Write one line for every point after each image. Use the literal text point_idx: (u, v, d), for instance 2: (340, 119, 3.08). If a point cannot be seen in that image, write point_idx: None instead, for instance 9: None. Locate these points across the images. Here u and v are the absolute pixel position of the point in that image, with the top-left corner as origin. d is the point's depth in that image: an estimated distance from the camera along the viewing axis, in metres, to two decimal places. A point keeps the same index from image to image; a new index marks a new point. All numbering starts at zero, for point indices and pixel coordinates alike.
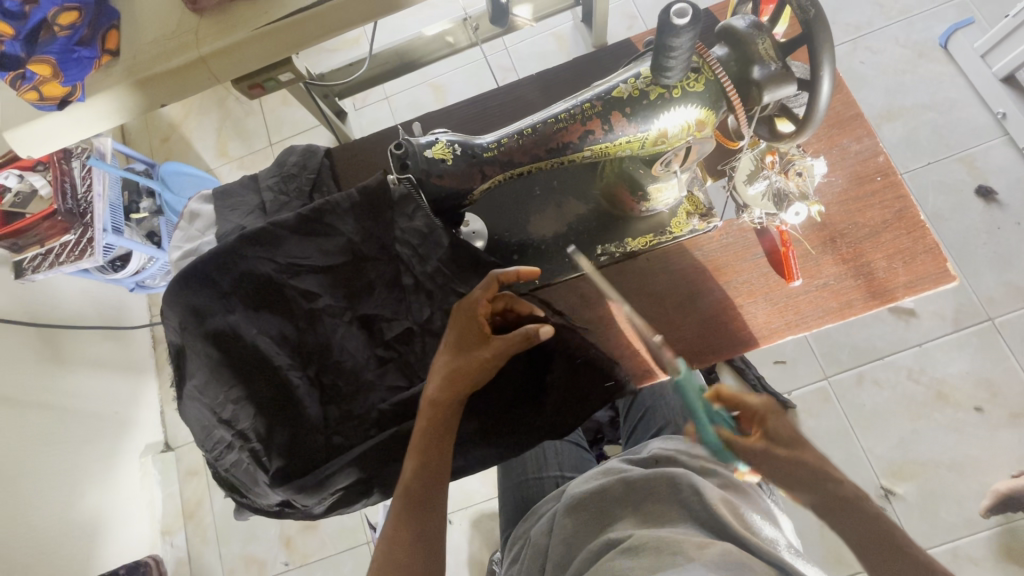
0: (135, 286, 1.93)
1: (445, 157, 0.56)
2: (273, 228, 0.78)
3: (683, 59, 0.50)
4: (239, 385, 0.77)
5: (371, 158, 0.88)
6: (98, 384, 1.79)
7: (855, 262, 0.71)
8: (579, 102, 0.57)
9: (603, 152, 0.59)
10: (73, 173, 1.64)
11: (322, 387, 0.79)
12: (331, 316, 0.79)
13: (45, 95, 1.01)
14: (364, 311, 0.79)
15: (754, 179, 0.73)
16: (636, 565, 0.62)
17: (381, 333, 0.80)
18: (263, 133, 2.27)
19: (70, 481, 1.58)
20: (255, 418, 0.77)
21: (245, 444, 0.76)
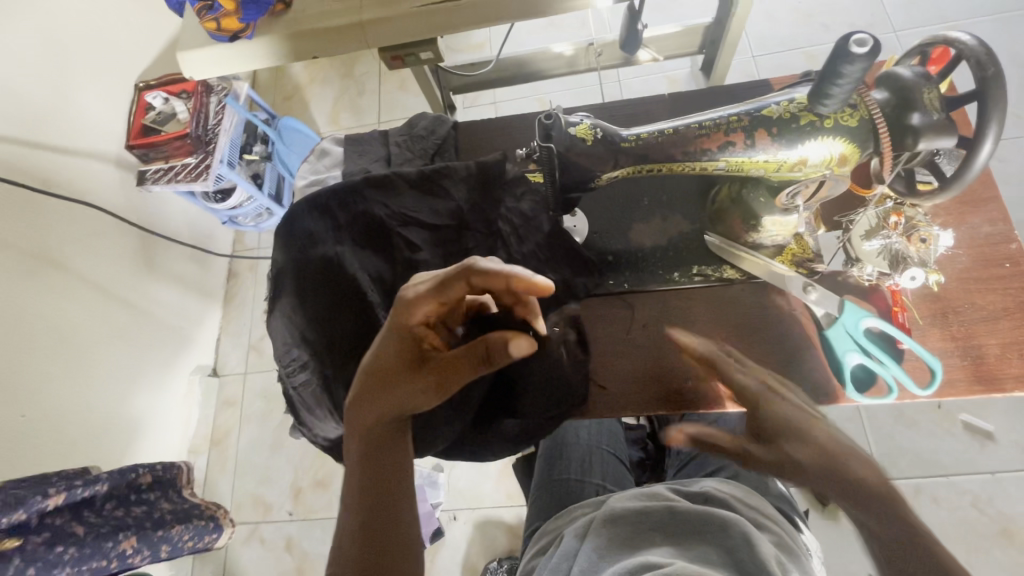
0: (228, 219, 2.07)
1: (586, 137, 0.60)
2: (394, 178, 0.84)
3: (846, 90, 0.51)
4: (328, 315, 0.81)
5: (494, 135, 0.92)
6: (174, 298, 1.92)
7: (965, 342, 0.68)
8: (726, 115, 0.59)
9: (737, 167, 0.60)
10: (209, 106, 1.79)
11: None
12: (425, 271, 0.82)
13: (223, 27, 1.15)
14: None
15: (871, 236, 0.71)
16: None
17: None
18: (374, 112, 2.42)
19: (128, 378, 1.70)
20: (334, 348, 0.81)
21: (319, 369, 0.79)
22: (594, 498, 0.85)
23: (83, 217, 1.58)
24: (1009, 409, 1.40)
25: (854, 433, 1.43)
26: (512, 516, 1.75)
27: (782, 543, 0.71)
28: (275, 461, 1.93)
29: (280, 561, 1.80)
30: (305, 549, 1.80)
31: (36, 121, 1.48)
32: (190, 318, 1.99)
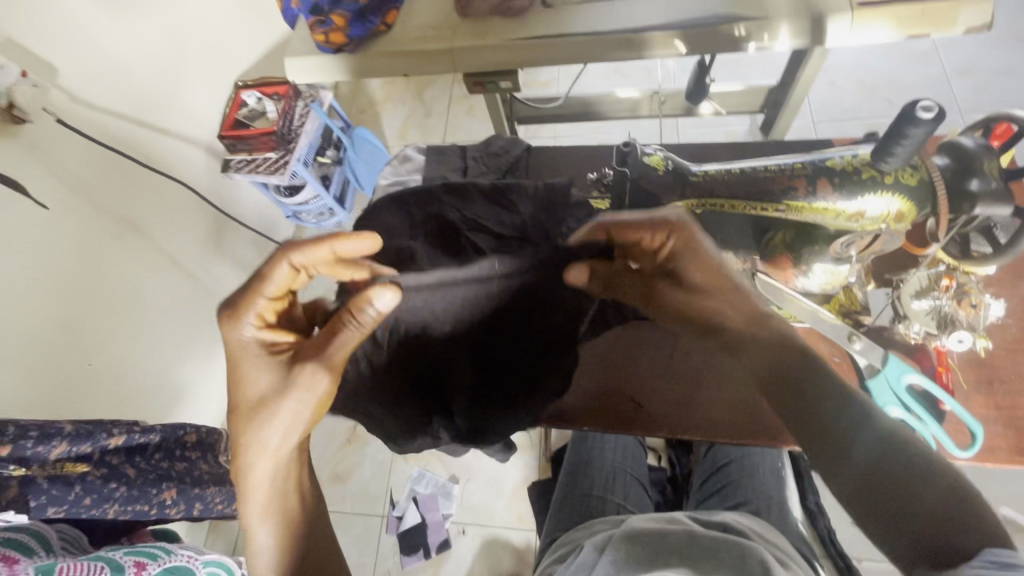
0: (292, 214, 2.21)
1: (658, 167, 0.67)
2: (468, 187, 0.91)
3: (910, 150, 0.56)
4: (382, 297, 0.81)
5: (563, 159, 1.00)
6: (234, 279, 2.05)
7: (1008, 412, 0.69)
8: (791, 163, 0.64)
9: (796, 211, 0.64)
10: (296, 109, 1.95)
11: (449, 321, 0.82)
12: None
13: (330, 41, 1.29)
14: None
15: (921, 295, 0.73)
16: None
17: None
18: (440, 132, 2.57)
19: (181, 347, 1.81)
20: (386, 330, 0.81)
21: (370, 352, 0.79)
22: (615, 516, 0.86)
23: (171, 193, 1.73)
24: None
25: None
26: (520, 540, 1.74)
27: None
28: None
29: None
30: None
31: (150, 104, 1.65)
32: None
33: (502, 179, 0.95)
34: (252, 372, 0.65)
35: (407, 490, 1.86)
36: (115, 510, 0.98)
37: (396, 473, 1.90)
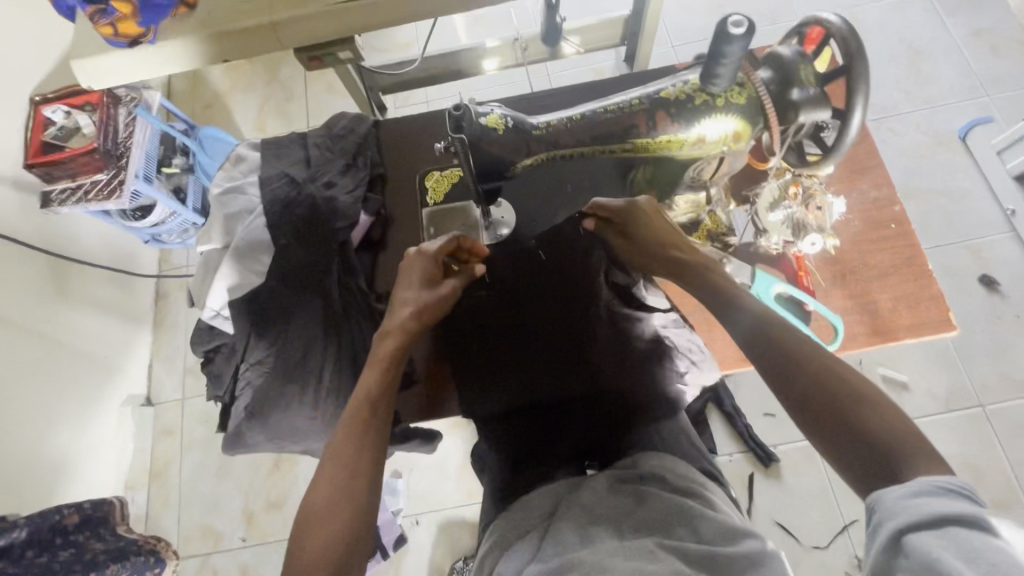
0: (151, 238, 1.92)
1: (497, 127, 0.60)
2: (329, 202, 0.82)
3: (731, 70, 0.55)
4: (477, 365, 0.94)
5: (419, 142, 0.92)
6: (97, 328, 1.80)
7: (862, 300, 0.74)
8: (628, 99, 0.61)
9: (644, 147, 0.62)
10: (119, 119, 1.63)
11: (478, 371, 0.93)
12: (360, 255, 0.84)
13: (120, 32, 1.03)
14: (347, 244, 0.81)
15: (775, 207, 0.76)
16: None
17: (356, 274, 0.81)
18: (303, 116, 2.27)
19: (49, 417, 1.58)
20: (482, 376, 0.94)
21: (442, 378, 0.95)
22: (544, 509, 0.82)
23: None
24: (916, 358, 1.68)
25: None
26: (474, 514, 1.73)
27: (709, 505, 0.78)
28: (223, 486, 1.85)
29: None
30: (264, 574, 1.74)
31: None
32: (119, 350, 1.88)
33: (360, 187, 0.85)
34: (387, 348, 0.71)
35: None
36: None
37: None
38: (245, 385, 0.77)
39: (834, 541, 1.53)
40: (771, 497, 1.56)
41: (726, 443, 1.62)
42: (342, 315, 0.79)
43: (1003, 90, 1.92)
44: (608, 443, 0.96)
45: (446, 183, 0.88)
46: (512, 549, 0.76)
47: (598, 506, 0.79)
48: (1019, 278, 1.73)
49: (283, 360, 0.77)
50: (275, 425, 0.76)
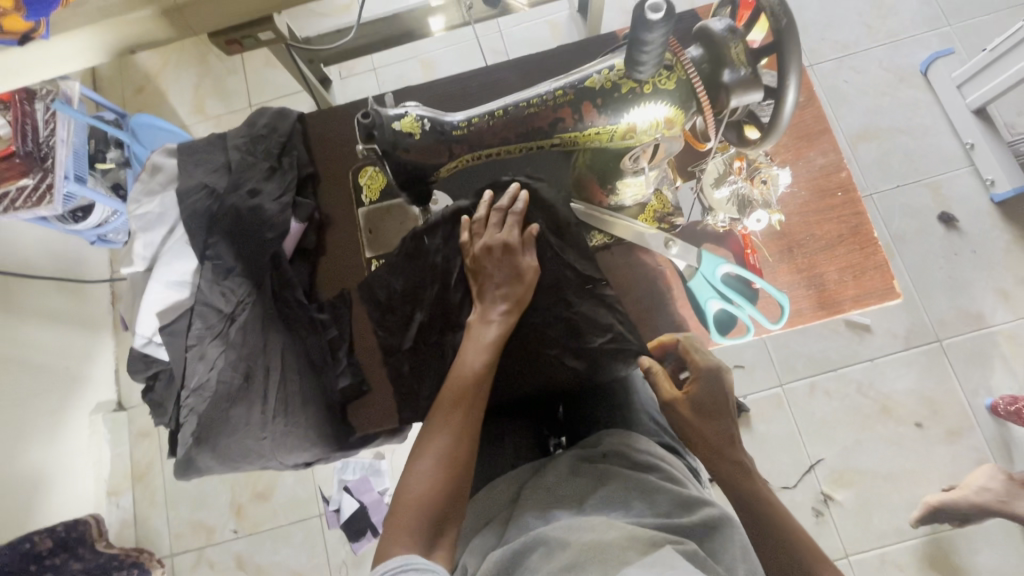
0: (96, 239, 1.80)
1: (413, 131, 0.56)
2: (255, 212, 0.77)
3: (655, 55, 0.50)
4: (396, 336, 0.77)
5: (349, 134, 0.86)
6: (50, 337, 1.73)
7: (809, 272, 0.73)
8: (551, 89, 0.57)
9: (572, 141, 0.59)
10: (36, 116, 1.47)
11: (395, 333, 0.77)
12: (296, 264, 0.80)
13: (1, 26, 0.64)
14: (279, 256, 0.77)
15: (720, 184, 0.74)
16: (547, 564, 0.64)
17: (293, 285, 0.77)
18: (243, 93, 2.12)
19: (14, 436, 1.54)
20: (405, 339, 0.77)
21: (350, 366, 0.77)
22: (507, 495, 0.82)
23: None
24: None
25: (759, 353, 1.70)
26: None
27: (669, 477, 0.79)
28: (208, 482, 1.85)
29: None
30: (258, 562, 1.78)
31: None
32: (79, 359, 1.82)
33: (288, 192, 0.80)
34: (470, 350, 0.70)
35: (336, 483, 1.79)
36: None
37: (320, 471, 1.82)
38: (189, 412, 0.74)
39: (802, 480, 1.61)
40: None
41: None
42: (284, 330, 0.76)
43: (965, 19, 1.87)
44: (574, 425, 0.97)
45: (381, 179, 0.83)
46: (475, 537, 0.78)
47: (558, 488, 0.79)
48: (978, 214, 1.75)
49: (227, 382, 0.74)
50: (226, 450, 0.74)
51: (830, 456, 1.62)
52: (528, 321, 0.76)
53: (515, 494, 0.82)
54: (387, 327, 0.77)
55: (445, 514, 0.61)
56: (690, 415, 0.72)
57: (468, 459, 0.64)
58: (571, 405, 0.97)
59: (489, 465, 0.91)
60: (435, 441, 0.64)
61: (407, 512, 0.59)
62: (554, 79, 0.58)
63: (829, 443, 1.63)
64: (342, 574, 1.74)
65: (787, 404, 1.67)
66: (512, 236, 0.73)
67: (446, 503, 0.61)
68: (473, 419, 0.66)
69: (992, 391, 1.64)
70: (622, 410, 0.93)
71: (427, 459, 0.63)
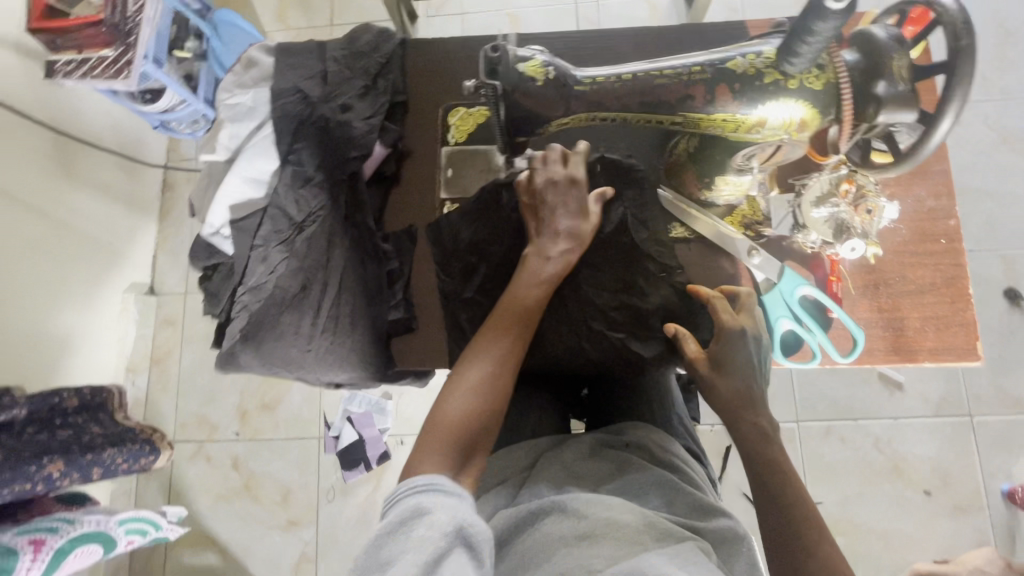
0: (159, 124, 1.81)
1: (536, 76, 0.53)
2: (342, 127, 0.75)
3: (815, 49, 0.47)
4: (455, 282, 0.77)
5: (446, 69, 0.84)
6: (101, 210, 1.77)
7: (890, 314, 0.71)
8: (689, 62, 0.53)
9: (694, 123, 0.56)
10: None
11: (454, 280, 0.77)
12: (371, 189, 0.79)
13: None
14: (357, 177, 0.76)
15: (820, 203, 0.70)
16: (567, 537, 0.65)
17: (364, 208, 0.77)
18: (326, 10, 2.09)
19: (52, 296, 1.59)
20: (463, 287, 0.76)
21: (403, 300, 0.77)
22: (525, 460, 0.83)
23: None
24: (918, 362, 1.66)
25: (783, 385, 1.66)
26: None
27: (689, 479, 0.79)
28: (220, 382, 1.91)
29: (227, 478, 1.84)
30: (253, 467, 1.84)
31: None
32: (122, 237, 1.87)
33: (378, 114, 0.78)
34: (523, 285, 0.68)
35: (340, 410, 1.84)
36: None
37: (326, 396, 1.86)
38: (241, 309, 0.73)
39: None
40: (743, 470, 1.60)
41: (710, 414, 1.64)
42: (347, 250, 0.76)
43: None
44: (597, 408, 0.97)
45: (471, 122, 0.81)
46: (488, 493, 0.79)
47: (578, 465, 0.79)
48: None
49: (283, 287, 0.74)
50: (269, 351, 0.74)
51: (829, 502, 1.60)
52: (590, 292, 0.75)
53: (533, 461, 0.82)
54: (449, 272, 0.77)
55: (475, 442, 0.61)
56: (710, 374, 0.66)
57: (504, 391, 0.64)
58: (598, 388, 0.97)
59: (509, 429, 0.92)
60: (473, 370, 0.63)
61: (439, 433, 0.59)
62: (691, 54, 0.54)
63: (831, 489, 1.61)
64: (328, 497, 1.80)
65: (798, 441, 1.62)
66: (576, 173, 0.71)
67: (478, 431, 0.61)
68: (515, 353, 0.65)
69: (1012, 477, 1.59)
70: (650, 404, 0.92)
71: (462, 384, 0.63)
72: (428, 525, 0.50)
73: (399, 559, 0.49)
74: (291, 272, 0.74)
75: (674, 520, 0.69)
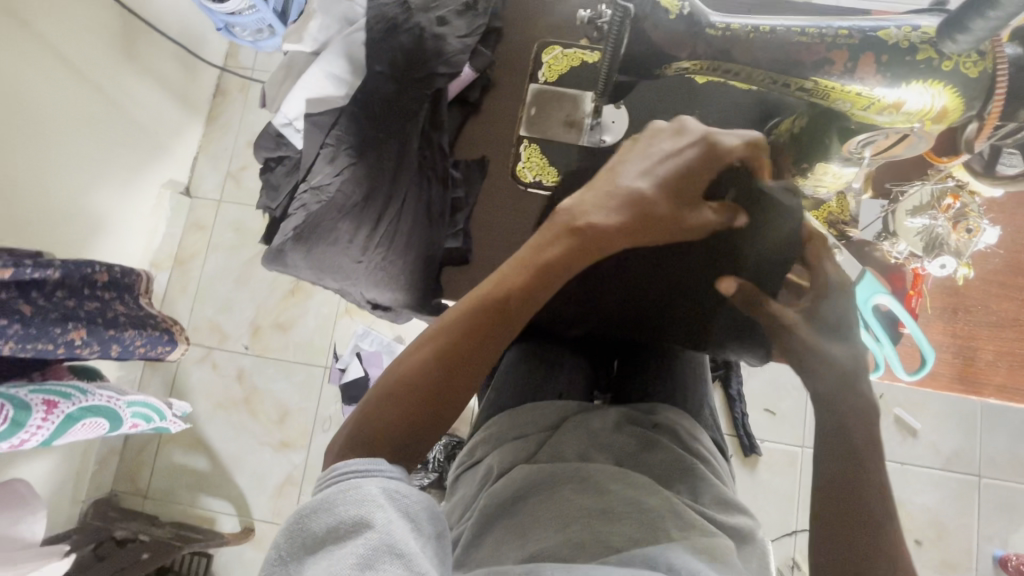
0: (223, 26, 1.77)
1: (671, 10, 0.50)
2: (436, 41, 0.72)
3: (984, 32, 0.43)
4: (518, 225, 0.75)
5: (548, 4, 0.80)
6: (153, 100, 1.75)
7: (964, 342, 0.67)
8: (835, 25, 0.50)
9: (822, 94, 0.52)
10: None
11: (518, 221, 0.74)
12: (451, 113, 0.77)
13: None
14: (440, 97, 0.73)
15: (917, 213, 0.67)
16: (589, 508, 0.64)
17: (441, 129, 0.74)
18: None
19: (92, 174, 1.58)
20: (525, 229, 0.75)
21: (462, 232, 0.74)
22: (550, 420, 0.81)
23: None
24: (938, 413, 1.62)
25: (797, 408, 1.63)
26: None
27: (712, 469, 0.77)
28: (237, 294, 1.91)
29: (229, 389, 1.86)
30: (255, 383, 1.86)
31: None
32: (168, 132, 1.85)
33: (473, 35, 0.75)
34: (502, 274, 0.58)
35: (351, 344, 1.84)
36: (10, 347, 0.91)
37: (340, 328, 1.86)
38: (300, 207, 0.72)
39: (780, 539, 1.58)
40: (739, 483, 1.58)
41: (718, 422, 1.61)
42: (415, 169, 0.74)
43: None
44: (625, 385, 0.94)
45: (565, 62, 0.77)
46: (507, 444, 0.77)
47: (604, 436, 0.77)
48: None
49: (345, 194, 0.72)
50: (319, 255, 0.73)
51: None
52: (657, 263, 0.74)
53: (557, 421, 0.81)
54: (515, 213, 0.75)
55: (414, 438, 0.54)
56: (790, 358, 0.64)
57: (455, 390, 0.55)
58: (631, 363, 0.94)
59: (535, 387, 0.90)
60: (413, 360, 0.55)
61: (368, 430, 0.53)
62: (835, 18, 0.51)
63: None
64: (324, 426, 1.81)
65: (801, 466, 1.59)
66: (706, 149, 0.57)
67: (412, 432, 0.54)
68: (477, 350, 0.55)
69: (1007, 545, 1.56)
70: (681, 389, 0.90)
71: (412, 362, 0.55)
72: (355, 500, 0.48)
73: (337, 543, 0.46)
74: (348, 186, 0.72)
75: (696, 507, 0.68)
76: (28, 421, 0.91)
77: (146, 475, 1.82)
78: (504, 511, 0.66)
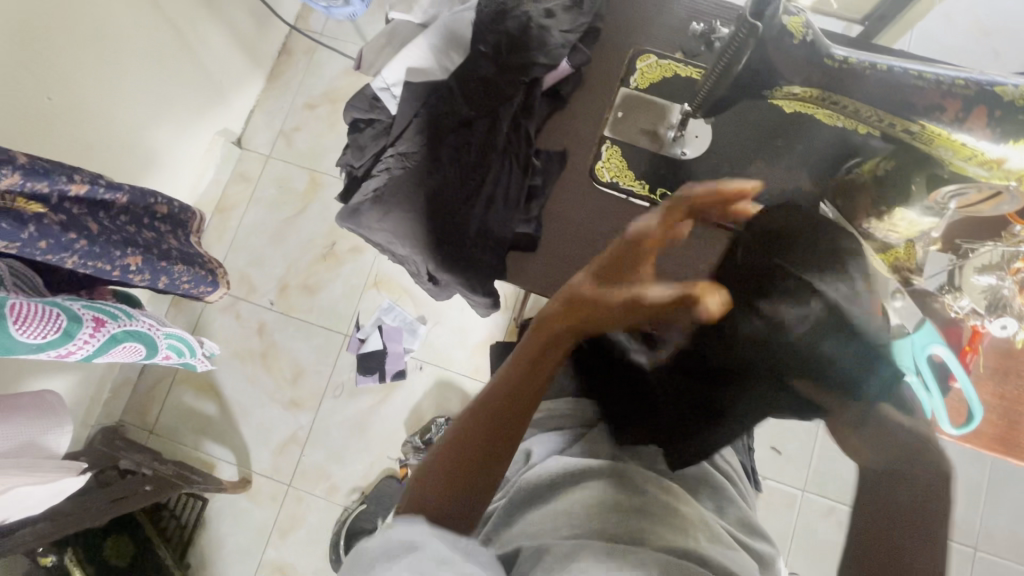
0: None
1: (796, 34, 0.52)
2: (541, 31, 0.75)
3: None
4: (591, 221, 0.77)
5: (649, 14, 0.82)
6: (223, 48, 1.79)
7: (1011, 406, 0.69)
8: (952, 75, 0.52)
9: (926, 140, 0.53)
10: None
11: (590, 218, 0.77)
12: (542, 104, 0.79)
13: None
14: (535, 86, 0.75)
15: (985, 270, 0.70)
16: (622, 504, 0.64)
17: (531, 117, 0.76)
18: None
19: (156, 110, 1.61)
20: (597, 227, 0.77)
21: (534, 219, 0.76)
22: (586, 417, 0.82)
23: None
24: None
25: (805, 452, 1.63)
26: (471, 388, 1.80)
27: (739, 492, 0.78)
28: (272, 249, 1.94)
29: (249, 341, 1.88)
30: (275, 339, 1.88)
31: None
32: (232, 82, 1.89)
33: (576, 32, 0.76)
34: None
35: (374, 317, 1.86)
36: (74, 262, 0.92)
37: (366, 299, 1.88)
38: (383, 170, 0.75)
39: None
40: None
41: None
42: (499, 151, 0.76)
43: None
44: None
45: (658, 72, 0.78)
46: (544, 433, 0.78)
47: None
48: None
49: (428, 164, 0.74)
50: (394, 219, 0.75)
51: None
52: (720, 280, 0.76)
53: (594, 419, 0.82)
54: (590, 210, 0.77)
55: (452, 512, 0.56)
56: None
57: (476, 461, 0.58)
58: None
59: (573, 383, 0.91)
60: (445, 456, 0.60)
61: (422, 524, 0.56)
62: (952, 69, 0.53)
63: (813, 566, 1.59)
64: (335, 392, 1.83)
65: (800, 509, 1.59)
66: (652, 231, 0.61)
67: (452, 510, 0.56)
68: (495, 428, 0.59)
69: None
70: None
71: None
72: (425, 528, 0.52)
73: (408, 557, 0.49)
74: (435, 162, 0.74)
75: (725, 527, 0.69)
76: (78, 334, 0.94)
77: (154, 411, 1.85)
78: (539, 495, 0.68)
